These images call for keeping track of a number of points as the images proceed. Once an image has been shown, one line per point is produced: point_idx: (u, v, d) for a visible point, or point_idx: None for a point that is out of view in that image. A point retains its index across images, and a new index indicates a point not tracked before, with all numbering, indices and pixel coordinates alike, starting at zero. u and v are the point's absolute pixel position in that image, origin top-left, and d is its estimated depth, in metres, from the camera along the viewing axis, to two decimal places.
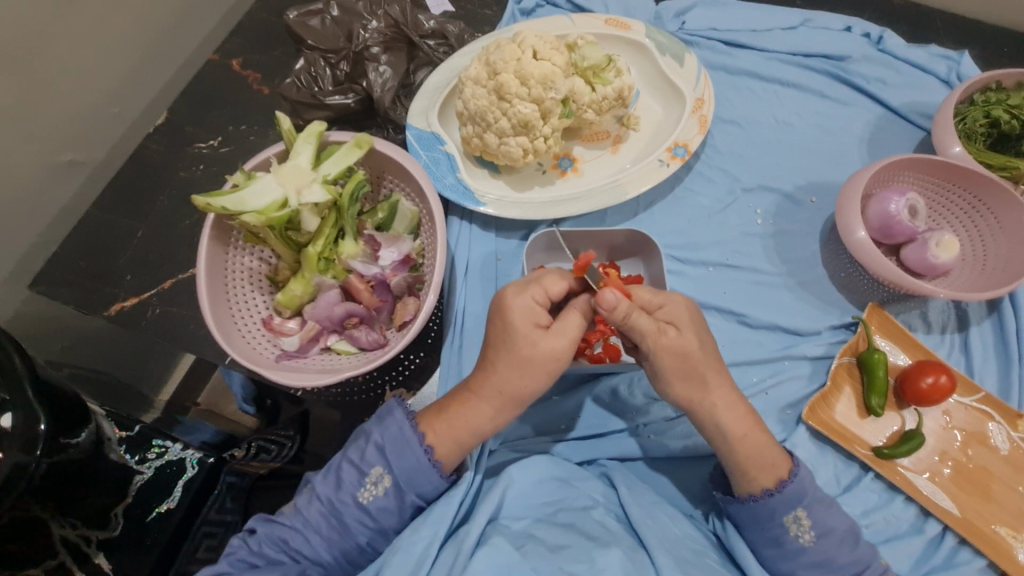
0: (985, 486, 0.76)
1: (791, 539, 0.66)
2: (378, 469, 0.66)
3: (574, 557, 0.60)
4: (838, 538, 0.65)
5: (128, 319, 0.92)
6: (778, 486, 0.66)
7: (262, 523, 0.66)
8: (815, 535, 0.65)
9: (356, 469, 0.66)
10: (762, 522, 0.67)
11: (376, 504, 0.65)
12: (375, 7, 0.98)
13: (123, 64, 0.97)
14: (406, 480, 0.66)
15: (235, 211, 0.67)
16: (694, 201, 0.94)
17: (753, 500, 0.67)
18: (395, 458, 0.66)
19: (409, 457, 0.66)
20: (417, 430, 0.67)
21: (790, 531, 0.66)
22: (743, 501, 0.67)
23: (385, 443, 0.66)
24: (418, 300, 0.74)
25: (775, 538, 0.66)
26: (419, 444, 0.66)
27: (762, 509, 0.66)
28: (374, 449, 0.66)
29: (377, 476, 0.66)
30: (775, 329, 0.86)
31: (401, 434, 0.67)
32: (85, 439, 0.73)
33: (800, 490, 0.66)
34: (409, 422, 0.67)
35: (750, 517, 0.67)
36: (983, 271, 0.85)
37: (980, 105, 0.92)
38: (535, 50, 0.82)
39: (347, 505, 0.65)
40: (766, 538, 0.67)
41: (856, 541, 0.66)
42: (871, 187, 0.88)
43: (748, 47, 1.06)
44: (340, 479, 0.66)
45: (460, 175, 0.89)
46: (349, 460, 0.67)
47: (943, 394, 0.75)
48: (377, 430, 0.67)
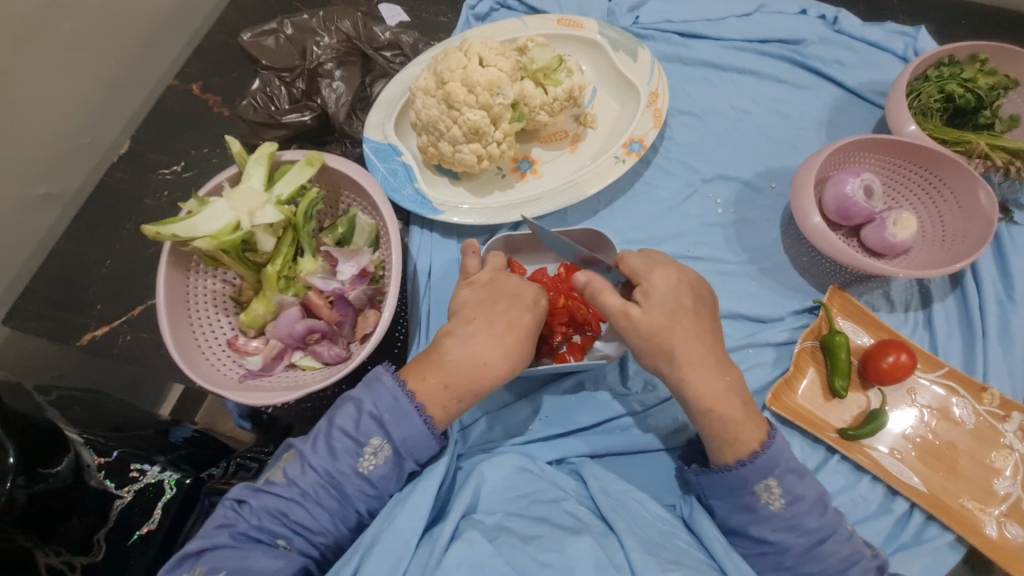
0: (951, 461, 0.76)
1: (762, 506, 0.65)
2: (377, 439, 0.65)
3: (546, 546, 0.61)
4: (807, 505, 0.65)
5: (100, 348, 0.96)
6: (751, 456, 0.66)
7: (254, 495, 0.64)
8: (785, 503, 0.65)
9: (352, 440, 0.65)
10: (734, 491, 0.67)
11: (376, 473, 0.66)
12: (328, 23, 0.99)
13: (89, 96, 0.98)
14: (405, 448, 0.66)
15: (187, 238, 0.68)
16: (654, 195, 0.95)
17: (727, 470, 0.67)
18: (394, 429, 0.65)
19: (408, 427, 0.65)
20: (413, 399, 0.66)
21: (761, 498, 0.66)
22: (718, 470, 0.68)
23: (381, 413, 0.66)
24: (378, 311, 0.76)
25: (745, 505, 0.66)
26: (418, 413, 0.66)
27: (733, 478, 0.66)
28: (369, 420, 0.65)
29: (376, 446, 0.65)
30: (740, 318, 0.86)
31: (397, 403, 0.66)
32: (64, 468, 0.72)
33: (775, 458, 0.65)
34: (402, 390, 0.66)
35: (721, 487, 0.68)
36: (943, 247, 0.85)
37: (934, 80, 0.91)
38: (482, 57, 0.83)
39: (346, 475, 0.65)
40: (733, 505, 0.67)
41: (824, 508, 0.66)
42: (828, 171, 0.88)
43: (704, 38, 1.06)
44: (335, 449, 0.65)
45: (419, 184, 0.90)
46: (343, 431, 0.66)
47: (904, 371, 0.75)
48: (370, 399, 0.66)
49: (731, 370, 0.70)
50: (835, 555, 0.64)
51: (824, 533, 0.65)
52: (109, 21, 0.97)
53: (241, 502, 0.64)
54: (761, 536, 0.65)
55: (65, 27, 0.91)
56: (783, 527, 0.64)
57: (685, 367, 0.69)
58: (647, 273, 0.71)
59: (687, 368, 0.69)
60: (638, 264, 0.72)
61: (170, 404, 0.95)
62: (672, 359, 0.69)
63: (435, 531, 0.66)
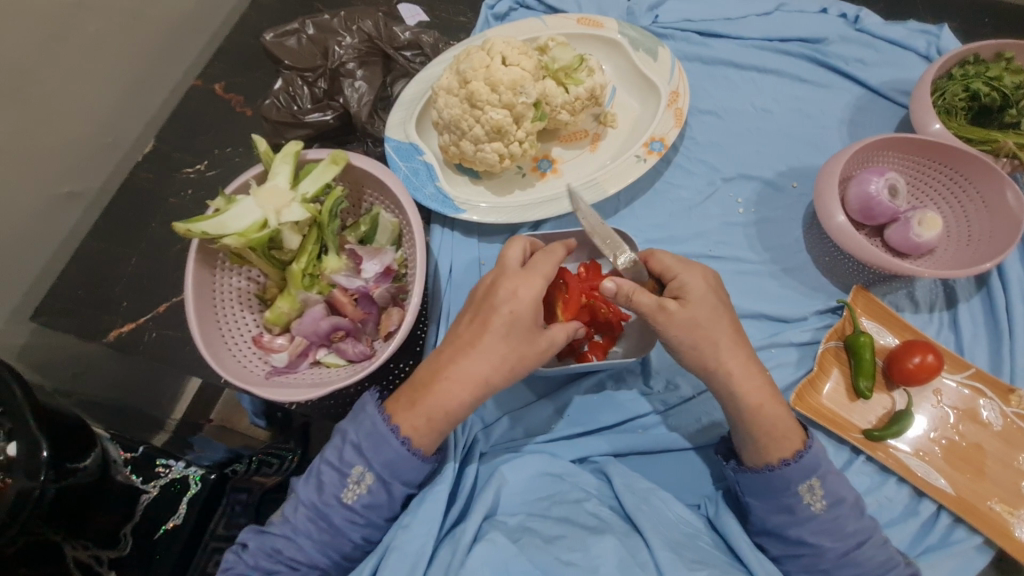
0: (978, 463, 0.76)
1: (803, 507, 0.65)
2: (358, 467, 0.65)
3: (569, 546, 0.61)
4: (848, 507, 0.65)
5: (128, 345, 0.97)
6: (796, 455, 0.66)
7: (253, 536, 0.65)
8: (826, 504, 0.65)
9: (336, 471, 0.65)
10: (774, 491, 0.66)
11: (361, 502, 0.65)
12: (350, 23, 1.00)
13: (112, 96, 0.99)
14: (389, 473, 0.65)
15: (216, 235, 0.69)
16: (675, 194, 0.94)
17: (767, 470, 0.66)
18: (373, 455, 0.65)
19: (386, 451, 0.65)
20: (389, 422, 0.65)
21: (804, 499, 0.65)
22: (758, 470, 0.67)
23: (361, 440, 0.65)
24: (402, 309, 0.76)
25: (787, 506, 0.66)
26: (394, 436, 0.65)
27: (777, 478, 0.66)
28: (351, 449, 0.65)
29: (358, 475, 0.65)
30: (762, 318, 0.86)
31: (375, 429, 0.65)
32: (92, 462, 0.75)
33: (817, 460, 0.66)
34: (379, 416, 0.66)
35: (763, 485, 0.67)
36: (968, 247, 0.84)
37: (958, 79, 0.91)
38: (504, 56, 0.83)
39: (332, 506, 0.65)
40: (773, 506, 0.66)
41: (861, 511, 0.66)
42: (851, 170, 0.87)
43: (723, 36, 1.06)
44: (322, 482, 0.66)
45: (440, 183, 0.90)
46: (328, 463, 0.66)
47: (931, 371, 0.75)
48: (351, 428, 0.66)
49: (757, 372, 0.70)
50: (859, 550, 0.64)
51: (861, 537, 0.64)
52: (132, 22, 0.99)
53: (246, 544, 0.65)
54: (801, 538, 0.65)
55: (90, 28, 0.92)
56: (813, 524, 0.64)
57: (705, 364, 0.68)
58: (681, 270, 0.69)
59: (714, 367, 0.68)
60: (670, 262, 0.69)
61: (184, 405, 0.97)
62: (689, 355, 0.69)
63: (457, 532, 0.67)
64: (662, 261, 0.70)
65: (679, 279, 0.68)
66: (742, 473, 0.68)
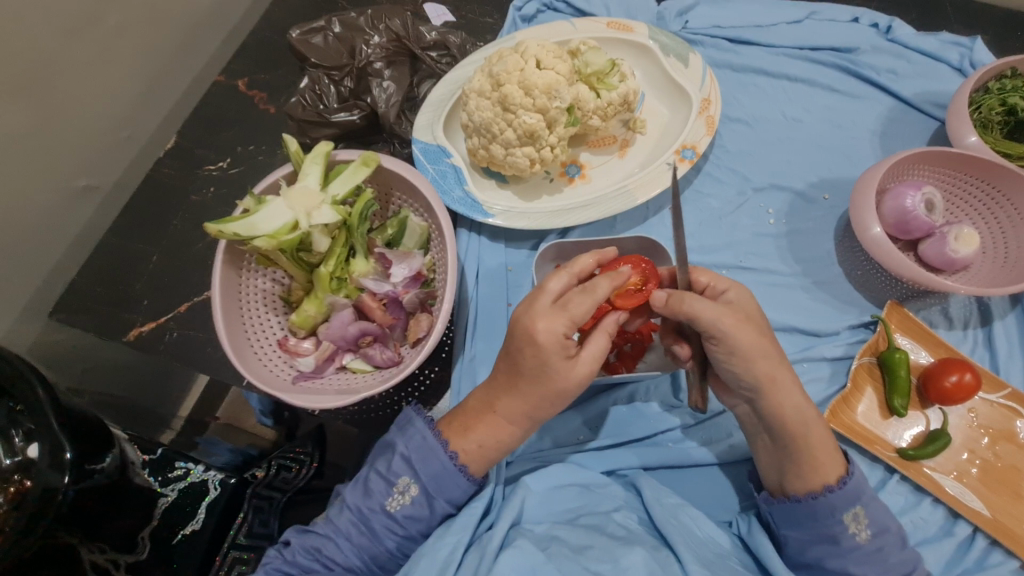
0: (1015, 484, 0.74)
1: (848, 537, 0.63)
2: (405, 478, 0.66)
3: (598, 556, 0.59)
4: (893, 536, 0.64)
5: (148, 344, 0.95)
6: (840, 483, 0.64)
7: (296, 534, 0.66)
8: (872, 533, 0.64)
9: (383, 480, 0.66)
10: (818, 520, 0.64)
11: (403, 512, 0.65)
12: (376, 22, 0.99)
13: (132, 90, 0.98)
14: (434, 488, 0.66)
15: (247, 236, 0.68)
16: (705, 204, 0.93)
17: (796, 500, 0.65)
18: (420, 466, 0.66)
19: (434, 464, 0.66)
20: (440, 438, 0.66)
21: (849, 528, 0.64)
22: (802, 499, 0.65)
23: (410, 453, 0.66)
24: (431, 315, 0.74)
25: (831, 535, 0.64)
26: (444, 450, 0.66)
27: (822, 505, 0.64)
28: (399, 460, 0.66)
29: (403, 485, 0.65)
30: (793, 331, 0.85)
31: (426, 442, 0.66)
32: (109, 464, 0.72)
33: (860, 487, 0.64)
34: (431, 430, 0.67)
35: (804, 515, 0.65)
36: (1005, 264, 0.83)
37: (995, 93, 0.89)
38: (539, 59, 0.82)
39: (375, 512, 0.65)
40: (814, 536, 0.65)
41: (903, 542, 0.65)
42: (886, 183, 0.86)
43: (754, 44, 1.04)
44: (368, 488, 0.67)
45: (468, 187, 0.89)
46: (376, 471, 0.67)
47: (968, 391, 0.73)
48: (402, 439, 0.67)
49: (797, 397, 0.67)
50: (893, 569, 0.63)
51: (905, 568, 0.64)
52: (154, 15, 0.97)
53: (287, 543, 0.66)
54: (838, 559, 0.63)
55: (112, 18, 0.90)
56: (855, 556, 0.63)
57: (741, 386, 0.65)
58: (727, 285, 0.66)
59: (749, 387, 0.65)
60: (715, 277, 0.67)
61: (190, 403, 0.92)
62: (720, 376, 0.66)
63: (483, 538, 0.65)
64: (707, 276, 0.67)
65: (728, 292, 0.65)
66: (773, 504, 0.68)
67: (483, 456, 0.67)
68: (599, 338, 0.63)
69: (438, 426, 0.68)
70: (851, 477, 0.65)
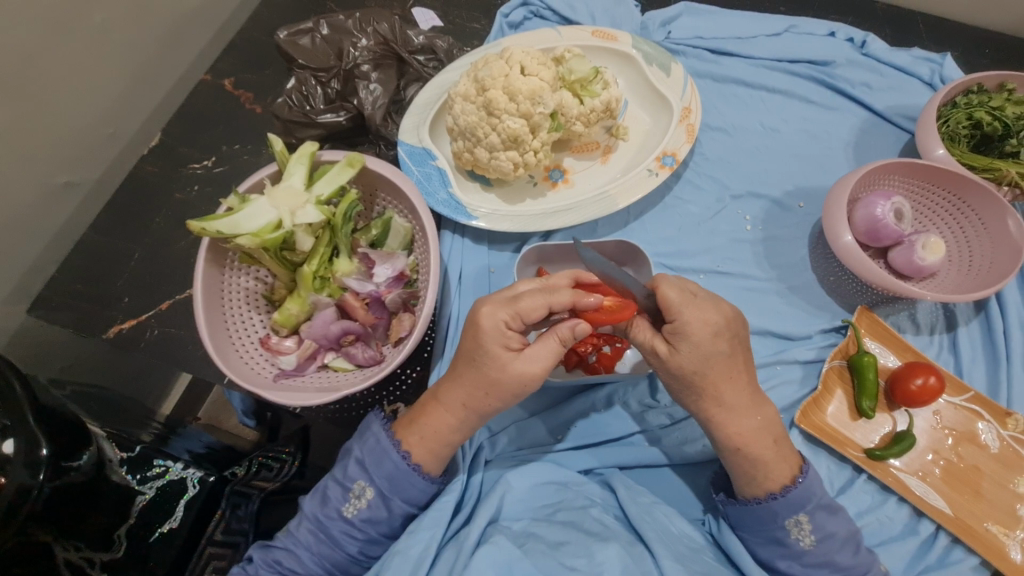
0: (976, 484, 0.77)
1: (793, 543, 0.66)
2: (360, 482, 0.67)
3: (573, 552, 0.60)
4: (839, 541, 0.65)
5: (127, 342, 0.92)
6: (783, 490, 0.66)
7: (259, 550, 0.67)
8: (816, 539, 0.65)
9: (339, 486, 0.67)
10: (766, 524, 0.67)
11: (361, 516, 0.66)
12: (364, 25, 1.00)
13: (116, 87, 0.97)
14: (389, 489, 0.67)
15: (230, 234, 0.68)
16: (684, 210, 0.95)
17: (756, 502, 0.67)
18: (374, 469, 0.67)
19: (387, 465, 0.67)
20: (392, 438, 0.68)
21: (791, 534, 0.66)
22: (747, 502, 0.68)
23: (365, 456, 0.68)
24: (413, 315, 0.75)
25: (776, 539, 0.67)
26: (395, 450, 0.67)
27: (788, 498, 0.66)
28: (354, 464, 0.68)
29: (359, 490, 0.67)
30: (767, 335, 0.87)
31: (379, 445, 0.68)
32: (86, 461, 0.72)
33: (808, 493, 0.66)
34: (384, 432, 0.69)
35: (753, 519, 0.68)
36: (969, 272, 0.86)
37: (962, 107, 0.92)
38: (523, 66, 0.84)
39: (333, 519, 0.66)
40: (763, 538, 0.68)
41: (857, 546, 0.66)
42: (858, 192, 0.89)
43: (734, 55, 1.07)
44: (326, 496, 0.68)
45: (453, 190, 0.90)
46: (333, 479, 0.68)
47: (932, 394, 0.76)
48: (358, 445, 0.69)
49: (764, 408, 0.69)
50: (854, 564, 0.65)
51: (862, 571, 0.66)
52: (139, 13, 0.97)
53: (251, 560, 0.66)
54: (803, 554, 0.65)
55: (96, 16, 0.90)
56: (807, 559, 0.65)
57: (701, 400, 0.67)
58: (682, 307, 0.63)
59: (719, 389, 0.67)
60: (675, 297, 0.63)
61: (173, 400, 0.96)
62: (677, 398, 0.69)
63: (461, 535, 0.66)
64: (665, 296, 0.64)
65: (679, 318, 0.63)
66: (732, 505, 0.70)
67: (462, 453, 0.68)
68: (550, 340, 0.63)
69: (393, 427, 0.70)
70: (807, 472, 0.67)
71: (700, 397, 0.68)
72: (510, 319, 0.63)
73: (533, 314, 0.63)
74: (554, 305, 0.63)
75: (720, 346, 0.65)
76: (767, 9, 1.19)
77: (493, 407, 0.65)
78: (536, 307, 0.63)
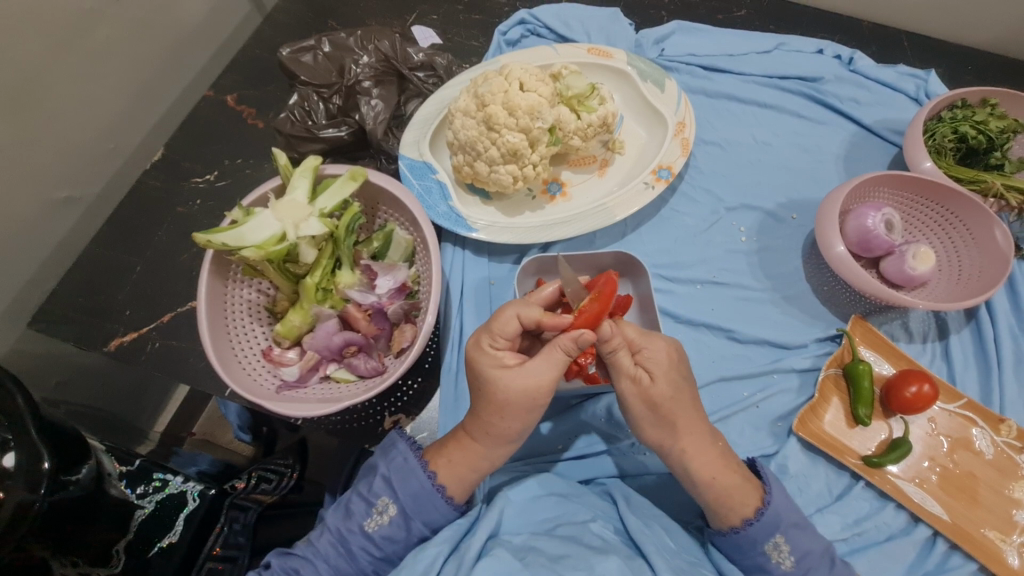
0: (972, 490, 0.78)
1: (773, 567, 0.67)
2: (384, 498, 0.68)
3: (574, 565, 0.59)
4: (816, 559, 0.67)
5: (129, 355, 0.92)
6: (757, 514, 0.68)
7: (277, 557, 0.66)
8: (795, 560, 0.67)
9: (363, 501, 0.68)
10: (774, 534, 0.67)
11: (380, 533, 0.67)
12: (366, 42, 1.02)
13: (118, 103, 0.99)
14: (412, 508, 0.67)
15: (235, 247, 0.69)
16: (680, 222, 0.97)
17: (734, 533, 0.68)
18: (399, 487, 0.68)
19: (413, 483, 0.68)
20: (421, 459, 0.69)
21: (772, 558, 0.67)
22: (725, 534, 0.69)
23: (390, 474, 0.68)
24: (415, 326, 0.76)
25: (758, 566, 0.68)
26: (423, 470, 0.68)
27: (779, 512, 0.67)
28: (380, 480, 0.68)
29: (382, 506, 0.67)
30: (764, 344, 0.89)
31: (406, 463, 0.68)
32: (86, 475, 0.72)
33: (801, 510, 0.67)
34: (413, 452, 0.69)
35: (740, 543, 0.68)
36: (959, 281, 0.88)
37: (948, 121, 0.95)
38: (522, 82, 0.86)
39: (354, 532, 0.67)
40: (749, 565, 0.69)
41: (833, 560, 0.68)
42: (849, 204, 0.91)
43: (726, 72, 1.10)
44: (349, 509, 0.68)
45: (453, 203, 0.91)
46: (358, 493, 0.69)
47: (926, 401, 0.77)
48: (385, 462, 0.69)
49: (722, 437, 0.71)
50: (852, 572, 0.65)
51: None
52: (141, 31, 0.99)
53: (268, 567, 0.66)
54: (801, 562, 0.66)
55: (100, 33, 0.92)
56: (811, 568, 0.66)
57: (692, 411, 0.69)
58: (644, 342, 0.68)
59: (688, 419, 0.68)
60: (636, 333, 0.68)
61: (170, 413, 0.94)
62: (675, 409, 0.70)
63: (463, 548, 0.66)
64: (626, 331, 0.68)
65: (643, 351, 0.68)
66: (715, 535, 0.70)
67: (462, 465, 0.68)
68: (550, 350, 0.64)
69: (421, 449, 0.71)
70: (774, 493, 0.69)
71: (696, 408, 0.69)
72: (491, 342, 0.67)
73: (509, 331, 0.66)
74: (523, 317, 0.66)
75: (683, 373, 0.69)
76: (757, 27, 1.22)
77: (495, 417, 0.65)
78: (507, 323, 0.66)
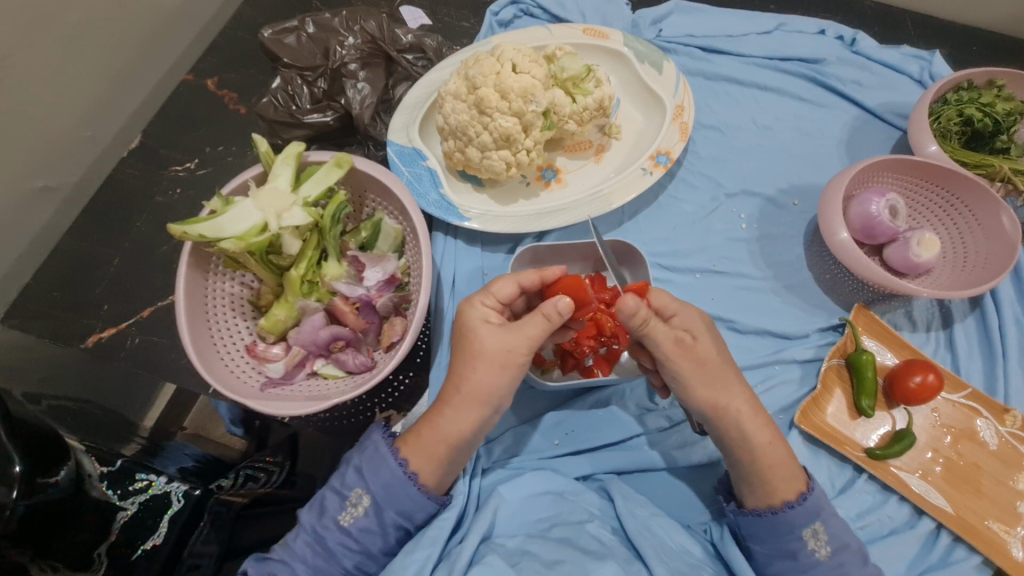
0: (976, 482, 0.77)
1: (807, 553, 0.65)
2: (357, 490, 0.65)
3: (568, 571, 0.56)
4: (853, 553, 0.65)
5: (106, 352, 0.88)
6: (800, 498, 0.65)
7: (255, 564, 0.64)
8: (831, 550, 0.64)
9: (336, 495, 0.65)
10: (778, 535, 0.65)
11: (358, 525, 0.64)
12: (351, 23, 0.97)
13: (94, 88, 0.94)
14: (384, 498, 0.64)
15: (213, 238, 0.66)
16: (679, 209, 0.94)
17: (772, 513, 0.65)
18: (371, 478, 0.64)
19: (384, 472, 0.64)
20: (393, 446, 0.66)
21: (809, 545, 0.65)
22: (760, 513, 0.66)
23: (363, 464, 0.65)
24: (405, 319, 0.73)
25: (791, 551, 0.65)
26: (392, 458, 0.65)
27: (782, 521, 0.65)
28: (352, 472, 0.66)
29: (356, 497, 0.65)
30: (764, 334, 0.86)
31: (376, 452, 0.65)
32: (65, 478, 0.68)
33: (800, 505, 0.65)
34: (383, 439, 0.66)
35: (766, 529, 0.66)
36: (963, 269, 0.86)
37: (953, 104, 0.92)
38: (515, 63, 0.82)
39: (330, 528, 0.64)
40: (771, 558, 0.66)
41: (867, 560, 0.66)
42: (852, 189, 0.88)
43: (725, 53, 1.06)
44: (323, 506, 0.66)
45: (443, 190, 0.88)
46: (331, 487, 0.66)
47: (932, 392, 0.75)
48: (357, 453, 0.67)
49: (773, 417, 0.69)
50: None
51: None
52: (115, 12, 0.93)
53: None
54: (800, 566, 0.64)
55: (71, 16, 0.87)
56: (806, 569, 0.64)
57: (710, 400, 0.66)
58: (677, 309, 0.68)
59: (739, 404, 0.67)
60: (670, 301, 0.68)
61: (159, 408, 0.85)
62: None
63: (453, 553, 0.64)
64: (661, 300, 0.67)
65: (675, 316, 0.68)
66: (742, 516, 0.67)
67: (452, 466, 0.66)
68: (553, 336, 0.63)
69: (396, 437, 0.68)
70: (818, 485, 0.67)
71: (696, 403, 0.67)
72: (483, 300, 0.68)
73: (505, 295, 0.68)
74: (523, 283, 0.69)
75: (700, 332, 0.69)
76: (757, 7, 1.18)
77: None
78: (507, 288, 0.69)
